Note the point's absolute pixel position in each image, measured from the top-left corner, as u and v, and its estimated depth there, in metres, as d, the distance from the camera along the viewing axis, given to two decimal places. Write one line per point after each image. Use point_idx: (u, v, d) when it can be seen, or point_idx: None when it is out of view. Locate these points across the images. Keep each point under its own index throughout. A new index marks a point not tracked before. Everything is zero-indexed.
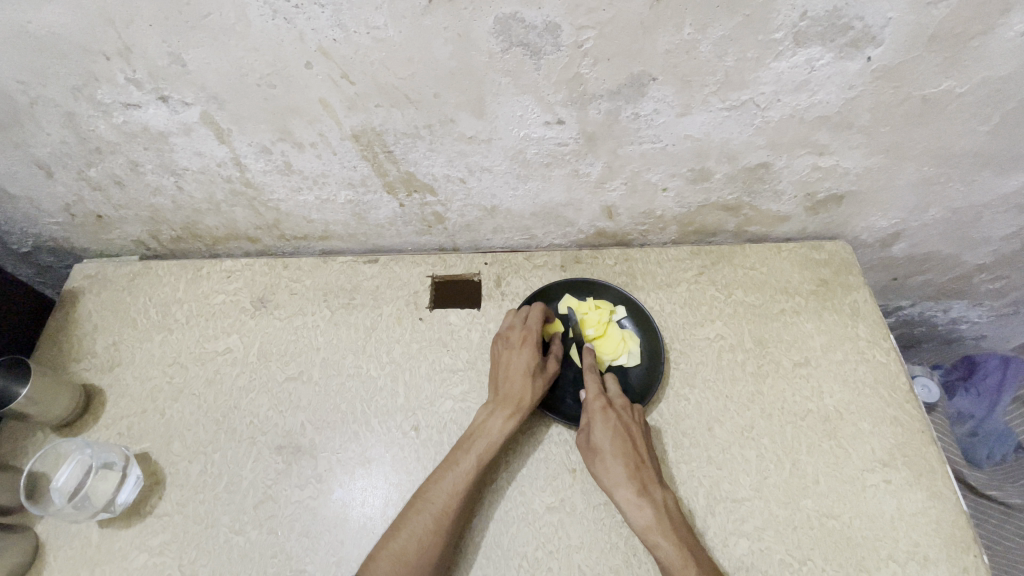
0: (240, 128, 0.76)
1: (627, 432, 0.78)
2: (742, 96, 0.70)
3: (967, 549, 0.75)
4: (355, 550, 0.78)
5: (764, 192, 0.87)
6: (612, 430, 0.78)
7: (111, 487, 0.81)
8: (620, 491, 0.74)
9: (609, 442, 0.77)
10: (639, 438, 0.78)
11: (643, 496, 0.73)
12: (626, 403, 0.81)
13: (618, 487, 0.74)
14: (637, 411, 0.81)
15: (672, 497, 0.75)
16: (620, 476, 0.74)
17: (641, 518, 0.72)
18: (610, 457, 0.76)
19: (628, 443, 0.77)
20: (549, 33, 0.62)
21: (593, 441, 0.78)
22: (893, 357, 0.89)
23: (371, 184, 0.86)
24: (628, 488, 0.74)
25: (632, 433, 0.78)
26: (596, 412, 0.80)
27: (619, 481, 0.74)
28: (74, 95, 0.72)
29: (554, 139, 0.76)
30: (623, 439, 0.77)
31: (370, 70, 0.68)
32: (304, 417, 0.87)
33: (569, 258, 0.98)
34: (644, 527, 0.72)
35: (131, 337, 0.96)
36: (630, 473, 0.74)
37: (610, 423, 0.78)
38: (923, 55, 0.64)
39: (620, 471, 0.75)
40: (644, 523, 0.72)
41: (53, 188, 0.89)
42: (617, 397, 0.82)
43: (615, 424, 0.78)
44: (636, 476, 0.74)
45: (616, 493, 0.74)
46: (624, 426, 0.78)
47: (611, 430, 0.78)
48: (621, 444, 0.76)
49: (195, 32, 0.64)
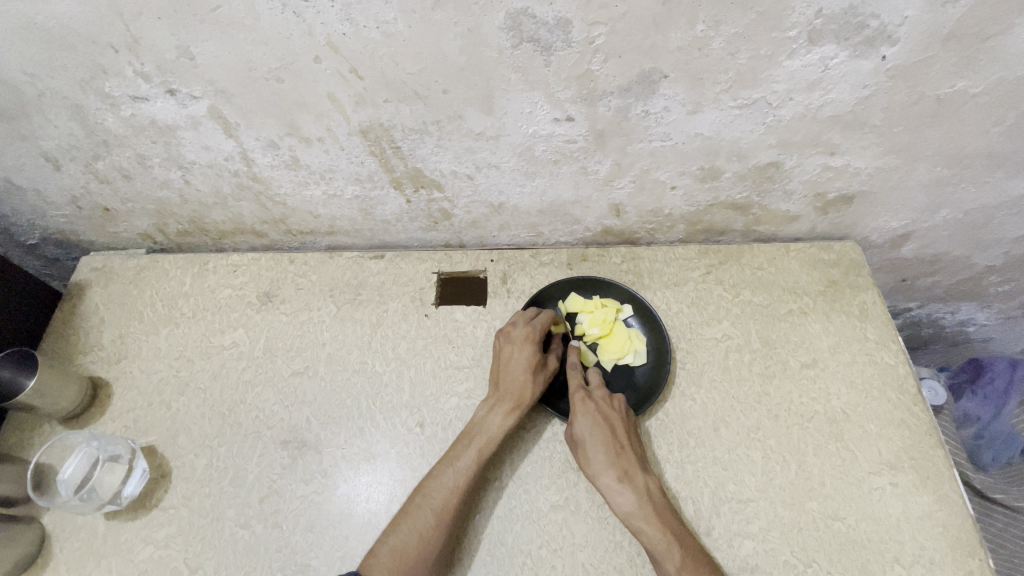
0: (248, 122, 0.76)
1: (606, 420, 0.77)
2: (754, 95, 0.69)
3: (973, 553, 0.75)
4: (359, 545, 0.78)
5: (774, 191, 0.86)
6: (591, 420, 0.77)
7: (118, 479, 0.81)
8: (601, 479, 0.74)
9: (588, 431, 0.77)
10: (620, 425, 0.78)
11: (624, 483, 0.73)
12: (607, 392, 0.81)
13: (600, 475, 0.74)
14: (618, 399, 0.80)
15: (654, 481, 0.75)
16: (601, 464, 0.74)
17: (623, 504, 0.72)
18: (590, 446, 0.76)
19: (608, 430, 0.76)
20: (561, 29, 0.62)
21: (574, 431, 0.78)
22: (902, 359, 0.88)
23: (378, 179, 0.86)
24: (609, 475, 0.74)
25: (612, 421, 0.77)
26: (576, 402, 0.79)
27: (601, 469, 0.74)
28: (82, 88, 0.72)
29: (562, 135, 0.76)
30: (602, 427, 0.77)
31: (379, 65, 0.67)
32: (309, 413, 0.87)
33: (575, 256, 0.97)
34: (627, 513, 0.72)
35: (138, 331, 0.96)
36: (610, 460, 0.74)
37: (589, 412, 0.78)
38: (939, 54, 0.63)
39: (601, 459, 0.75)
40: (626, 510, 0.72)
41: (61, 180, 0.89)
42: (598, 387, 0.81)
43: (594, 413, 0.78)
44: (617, 463, 0.74)
45: (598, 481, 0.74)
46: (604, 414, 0.78)
47: (591, 419, 0.77)
48: (600, 433, 0.76)
49: (204, 26, 0.63)
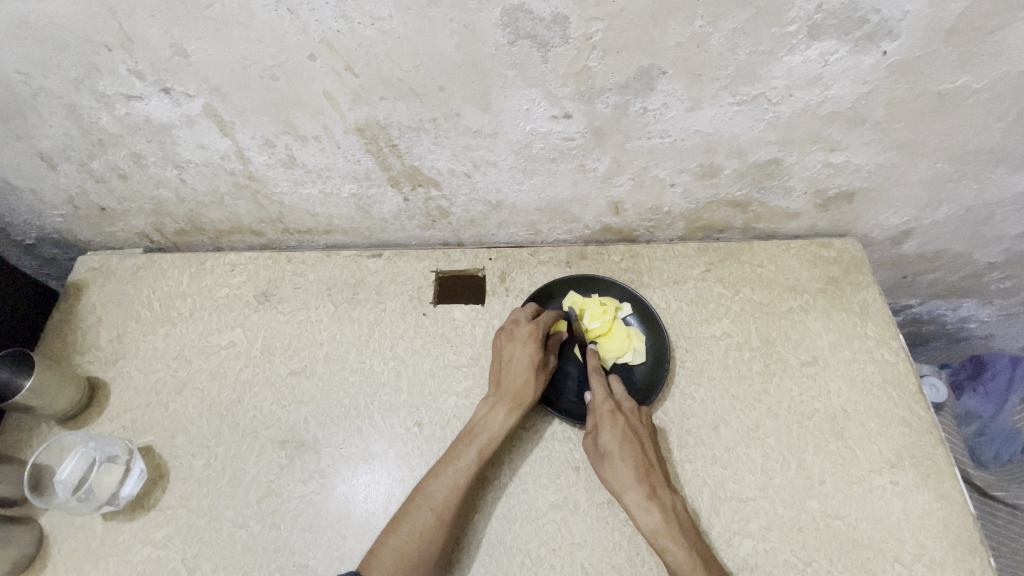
0: (243, 120, 0.75)
1: (635, 435, 0.77)
2: (753, 91, 0.69)
3: (974, 551, 0.75)
4: (358, 545, 0.78)
5: (774, 187, 0.85)
6: (620, 434, 0.76)
7: (116, 480, 0.80)
8: (628, 494, 0.73)
9: (618, 445, 0.76)
10: (647, 441, 0.77)
11: (653, 500, 0.72)
12: (634, 406, 0.81)
13: (628, 492, 0.73)
14: (644, 414, 0.80)
15: (680, 500, 0.74)
16: (629, 479, 0.74)
17: (650, 521, 0.71)
18: (619, 461, 0.75)
19: (637, 446, 0.76)
20: (558, 25, 0.61)
21: (600, 444, 0.77)
22: (902, 356, 0.88)
23: (375, 178, 0.85)
24: (637, 492, 0.73)
25: (640, 437, 0.77)
26: (604, 415, 0.78)
27: (629, 485, 0.73)
28: (76, 87, 0.71)
29: (560, 133, 0.75)
30: (632, 443, 0.76)
31: (375, 62, 0.66)
32: (307, 412, 0.87)
33: (574, 254, 0.97)
34: (654, 531, 0.71)
35: (135, 330, 0.96)
36: (639, 477, 0.74)
37: (618, 426, 0.77)
38: (940, 49, 0.63)
39: (630, 475, 0.74)
40: (654, 528, 0.71)
41: (56, 180, 0.88)
42: (625, 399, 0.81)
43: (623, 428, 0.77)
44: (646, 480, 0.74)
45: (625, 497, 0.73)
46: (632, 429, 0.77)
47: (621, 433, 0.77)
48: (630, 448, 0.76)
49: (197, 23, 0.63)
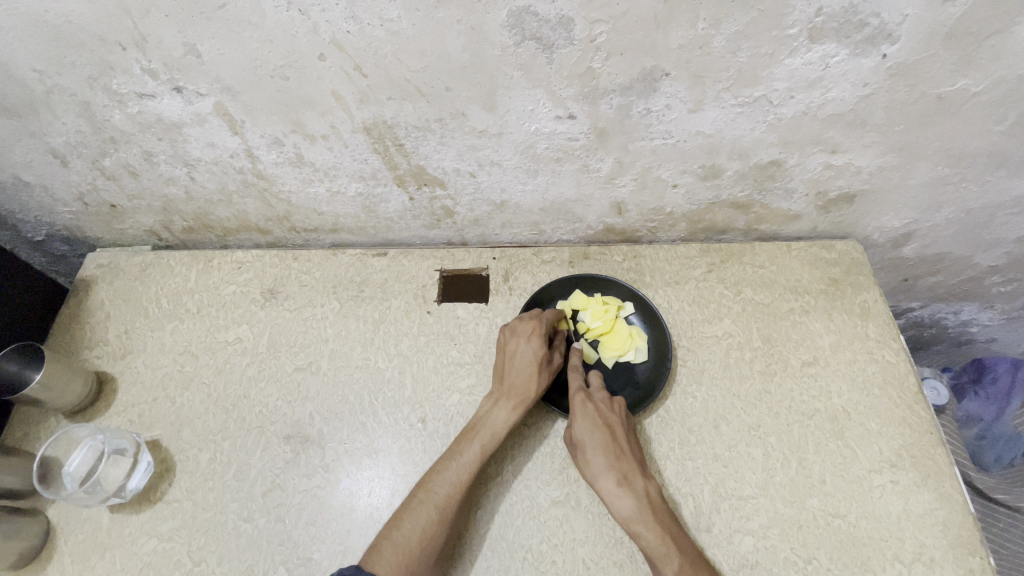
0: (253, 119, 0.77)
1: (606, 423, 0.78)
2: (755, 93, 0.70)
3: (974, 551, 0.75)
4: (361, 539, 0.78)
5: (775, 189, 0.86)
6: (590, 422, 0.78)
7: (122, 473, 0.82)
8: (601, 481, 0.75)
9: (588, 433, 0.77)
10: (619, 428, 0.78)
11: (623, 486, 0.74)
12: (607, 395, 0.82)
13: (600, 478, 0.75)
14: (618, 403, 0.81)
15: (653, 485, 0.76)
16: (600, 467, 0.75)
17: (623, 507, 0.73)
18: (590, 448, 0.76)
19: (607, 434, 0.77)
20: (563, 27, 0.62)
21: (573, 433, 0.79)
22: (903, 357, 0.88)
23: (381, 177, 0.86)
24: (608, 478, 0.74)
25: (612, 424, 0.78)
26: (576, 404, 0.80)
27: (601, 471, 0.75)
28: (90, 85, 0.73)
29: (564, 133, 0.76)
30: (602, 431, 0.77)
31: (383, 62, 0.68)
32: (312, 408, 0.88)
33: (577, 254, 0.98)
34: (626, 516, 0.72)
35: (143, 326, 0.97)
36: (610, 463, 0.75)
37: (589, 415, 0.79)
38: (939, 52, 0.64)
39: (600, 462, 0.76)
40: (625, 513, 0.73)
41: (68, 177, 0.90)
42: (599, 390, 0.83)
43: (594, 416, 0.79)
44: (616, 466, 0.75)
45: (597, 484, 0.75)
46: (603, 417, 0.79)
47: (590, 421, 0.78)
48: (600, 436, 0.77)
49: (210, 23, 0.64)
